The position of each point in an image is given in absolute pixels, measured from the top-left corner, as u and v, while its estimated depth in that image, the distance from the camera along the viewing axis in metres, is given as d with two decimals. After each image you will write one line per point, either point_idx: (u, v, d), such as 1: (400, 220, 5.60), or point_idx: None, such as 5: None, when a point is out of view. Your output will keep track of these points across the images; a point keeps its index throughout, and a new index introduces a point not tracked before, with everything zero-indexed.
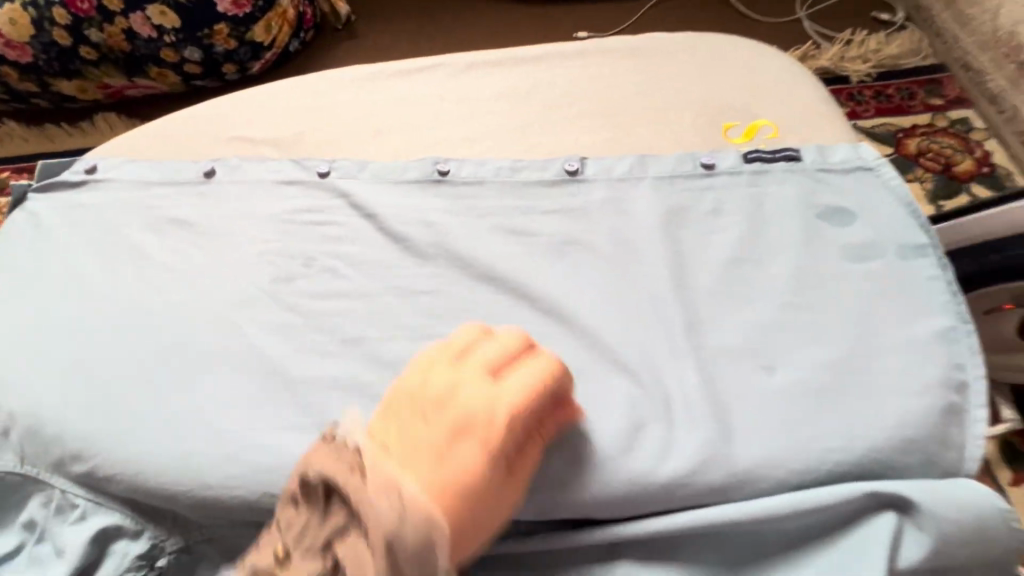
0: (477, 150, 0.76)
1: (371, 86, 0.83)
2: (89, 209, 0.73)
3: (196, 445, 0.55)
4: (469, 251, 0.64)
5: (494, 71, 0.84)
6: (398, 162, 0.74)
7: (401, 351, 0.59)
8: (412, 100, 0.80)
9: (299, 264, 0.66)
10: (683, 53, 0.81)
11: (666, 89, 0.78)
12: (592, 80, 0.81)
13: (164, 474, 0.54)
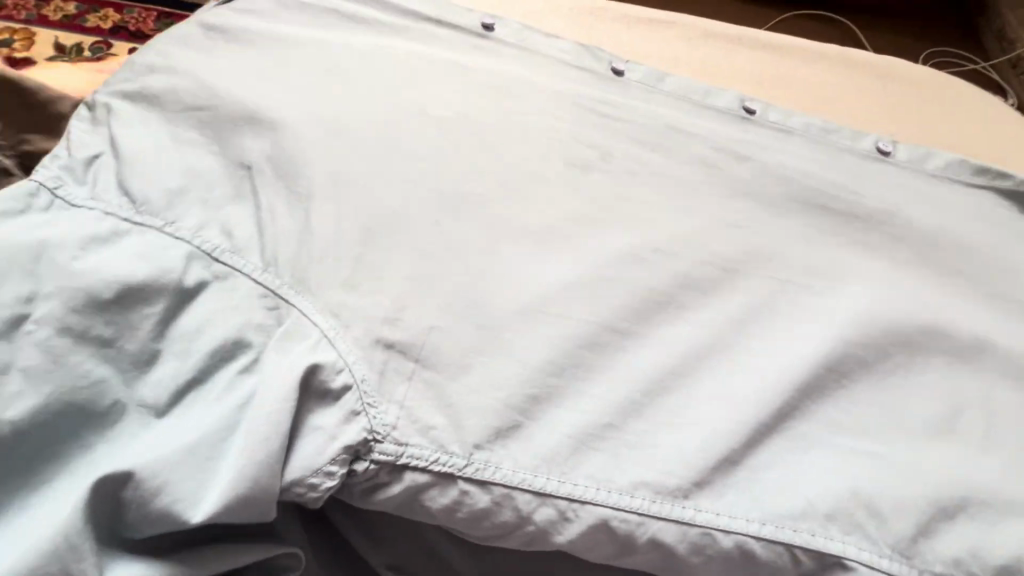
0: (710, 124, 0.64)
1: (576, 30, 0.72)
2: None
3: (429, 399, 0.44)
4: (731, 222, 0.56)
5: (714, 39, 0.73)
6: (619, 115, 0.62)
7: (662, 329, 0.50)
8: (637, 57, 0.70)
9: (517, 204, 0.54)
10: (908, 77, 0.76)
11: (893, 112, 0.72)
12: (823, 80, 0.73)
13: (384, 431, 0.42)
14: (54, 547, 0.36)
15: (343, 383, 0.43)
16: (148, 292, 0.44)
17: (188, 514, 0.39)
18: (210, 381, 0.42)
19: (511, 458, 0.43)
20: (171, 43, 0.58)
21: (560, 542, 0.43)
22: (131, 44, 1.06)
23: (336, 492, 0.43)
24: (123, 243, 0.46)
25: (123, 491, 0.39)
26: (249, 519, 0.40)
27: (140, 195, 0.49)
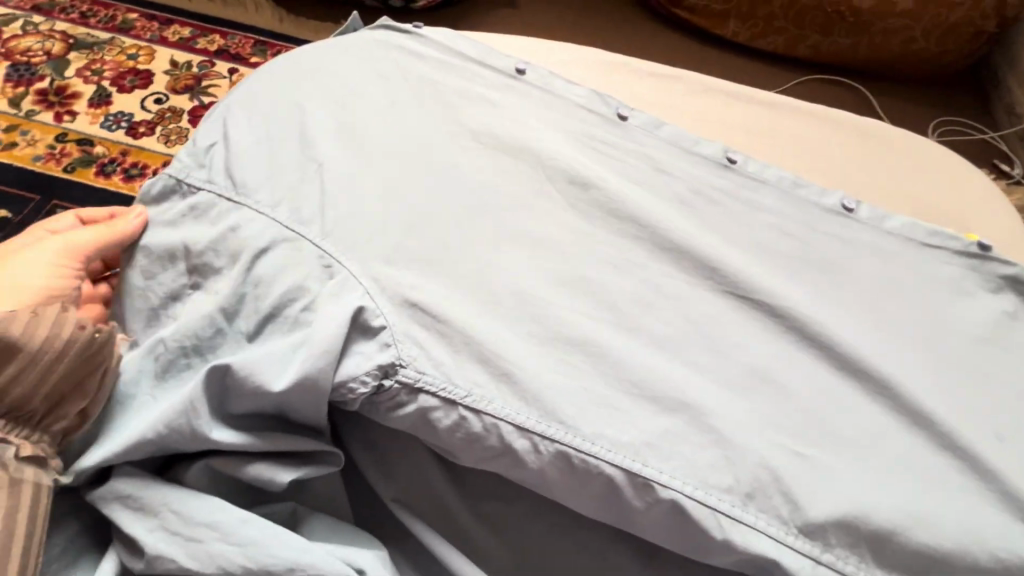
0: (695, 168, 0.78)
1: (596, 79, 0.85)
2: (326, 91, 0.73)
3: (435, 345, 0.57)
4: (702, 244, 0.68)
5: (711, 93, 0.86)
6: (618, 160, 0.76)
7: (628, 320, 0.63)
8: (643, 105, 0.83)
9: (525, 215, 0.68)
10: (887, 138, 0.86)
11: (864, 166, 0.83)
12: (806, 135, 0.84)
13: (407, 361, 0.55)
14: (178, 406, 0.50)
15: (380, 324, 0.56)
16: (249, 246, 0.60)
17: (268, 393, 0.52)
18: (287, 312, 0.57)
19: (499, 395, 0.55)
20: (267, 71, 0.76)
21: (533, 465, 0.54)
22: (231, 64, 1.28)
23: (366, 406, 0.55)
24: (230, 215, 0.62)
25: (220, 379, 0.52)
26: (309, 405, 0.53)
27: (239, 177, 0.64)
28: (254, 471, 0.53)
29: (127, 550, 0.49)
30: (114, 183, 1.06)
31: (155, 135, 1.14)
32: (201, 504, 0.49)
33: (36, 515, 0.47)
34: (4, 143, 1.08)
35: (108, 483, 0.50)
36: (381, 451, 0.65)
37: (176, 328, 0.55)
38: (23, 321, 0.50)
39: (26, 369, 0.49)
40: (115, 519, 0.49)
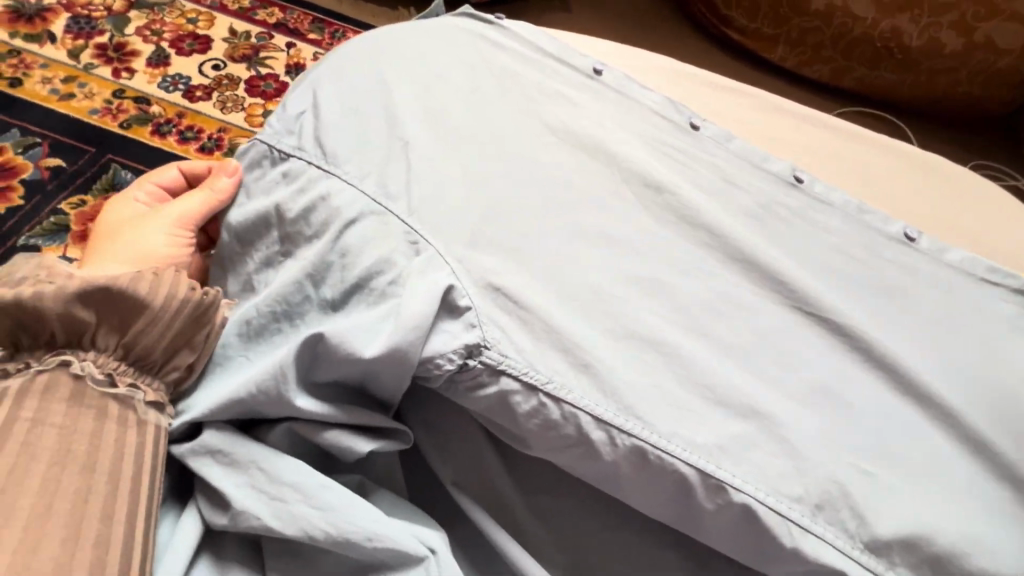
0: (764, 182, 0.79)
1: (667, 88, 0.87)
2: (412, 72, 0.74)
3: (518, 331, 0.57)
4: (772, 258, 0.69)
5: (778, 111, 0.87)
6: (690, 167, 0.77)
7: (702, 325, 0.63)
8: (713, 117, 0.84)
9: (603, 212, 0.68)
10: (946, 172, 0.88)
11: (922, 197, 0.84)
12: (868, 162, 0.85)
13: (491, 343, 0.55)
14: (268, 370, 0.51)
15: (466, 304, 0.56)
16: (337, 217, 0.60)
17: (356, 362, 0.53)
18: (373, 283, 0.57)
19: (577, 386, 0.56)
20: (353, 48, 0.77)
21: (605, 458, 0.55)
22: (288, 38, 1.28)
23: (446, 385, 0.56)
24: (318, 184, 0.63)
25: (313, 348, 0.52)
26: (393, 379, 0.54)
27: (327, 148, 0.65)
28: (330, 438, 0.53)
29: (212, 505, 0.51)
30: (168, 143, 1.06)
31: (211, 100, 1.13)
32: (285, 464, 0.51)
33: (157, 455, 0.54)
34: (61, 93, 1.08)
35: (199, 437, 0.52)
36: (444, 434, 0.64)
37: (266, 294, 0.57)
38: (148, 281, 0.55)
39: (151, 326, 0.55)
40: (202, 474, 0.51)
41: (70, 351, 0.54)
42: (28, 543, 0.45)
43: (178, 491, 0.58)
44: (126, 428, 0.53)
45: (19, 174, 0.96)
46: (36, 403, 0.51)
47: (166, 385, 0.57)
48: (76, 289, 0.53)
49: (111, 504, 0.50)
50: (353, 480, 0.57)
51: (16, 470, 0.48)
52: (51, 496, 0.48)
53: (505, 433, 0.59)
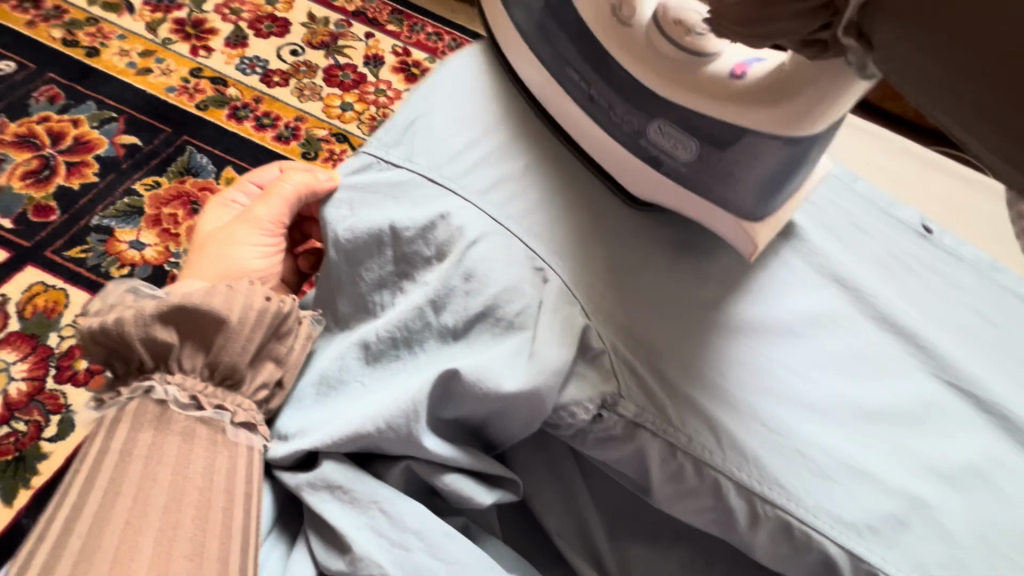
0: (894, 231, 0.73)
1: None
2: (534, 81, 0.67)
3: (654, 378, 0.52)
4: (909, 318, 0.64)
5: (902, 155, 0.83)
6: (817, 208, 0.72)
7: (843, 387, 0.57)
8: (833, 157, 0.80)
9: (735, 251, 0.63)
10: None
11: None
12: (996, 216, 0.80)
13: (625, 396, 0.51)
14: (399, 408, 0.49)
15: (599, 346, 0.52)
16: (460, 238, 0.54)
17: (487, 403, 0.50)
18: (500, 312, 0.52)
19: (721, 447, 0.51)
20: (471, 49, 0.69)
21: (744, 529, 0.52)
22: (367, 27, 1.22)
23: (574, 434, 0.53)
24: (434, 199, 0.56)
25: (445, 382, 0.50)
26: (521, 421, 0.52)
27: (441, 159, 0.57)
28: (452, 482, 0.52)
29: (329, 546, 0.51)
30: (245, 130, 1.04)
31: (288, 87, 1.10)
32: (407, 509, 0.50)
33: (251, 476, 0.54)
34: (138, 67, 1.05)
35: (318, 470, 0.52)
36: (545, 482, 0.62)
37: (386, 320, 0.54)
38: (222, 293, 0.54)
39: (230, 339, 0.54)
40: (321, 511, 0.51)
41: (155, 374, 0.54)
42: (124, 560, 0.45)
43: (286, 519, 0.57)
44: (215, 448, 0.53)
45: (94, 149, 0.96)
46: (127, 429, 0.51)
47: (255, 402, 0.57)
48: (154, 310, 0.52)
49: (205, 527, 0.49)
50: (459, 521, 0.56)
51: (113, 489, 0.48)
52: (145, 517, 0.47)
53: (627, 482, 0.56)
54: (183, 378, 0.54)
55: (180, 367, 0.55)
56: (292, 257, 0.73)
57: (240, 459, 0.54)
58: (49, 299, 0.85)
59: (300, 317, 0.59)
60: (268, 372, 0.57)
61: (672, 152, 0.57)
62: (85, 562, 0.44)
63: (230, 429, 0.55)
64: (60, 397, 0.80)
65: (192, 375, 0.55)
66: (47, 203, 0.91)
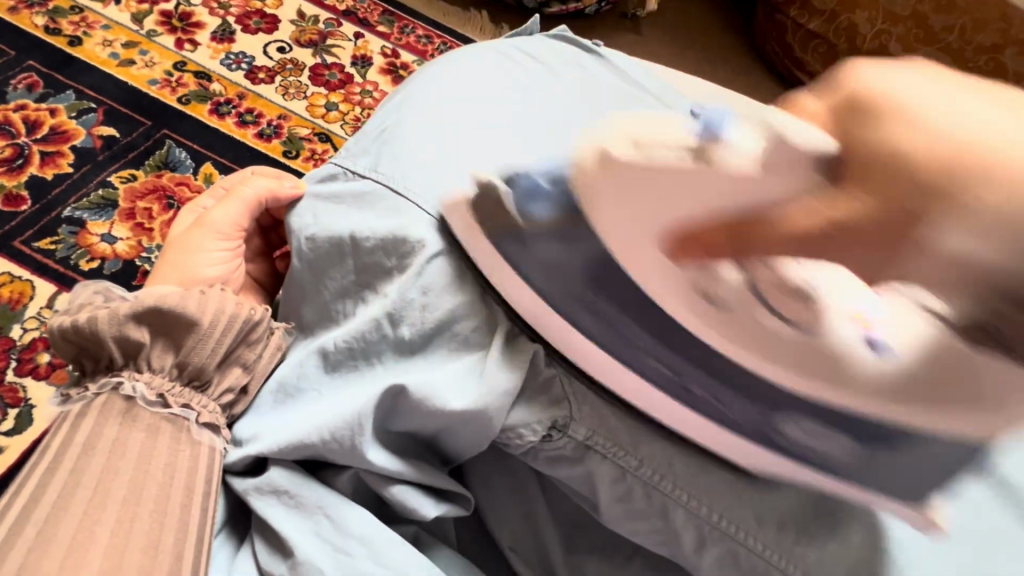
0: None
1: None
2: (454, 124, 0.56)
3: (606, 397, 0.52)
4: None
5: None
6: None
7: None
8: None
9: None
10: None
11: None
12: None
13: (575, 416, 0.51)
14: (345, 420, 0.49)
15: (554, 365, 0.51)
16: (418, 252, 0.53)
17: (433, 420, 0.50)
18: (455, 328, 0.52)
19: (675, 470, 0.50)
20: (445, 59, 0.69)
21: (689, 551, 0.52)
22: (357, 28, 1.22)
23: (525, 451, 0.53)
24: (396, 211, 0.55)
25: (394, 397, 0.50)
26: (469, 439, 0.52)
27: (404, 169, 0.56)
28: (399, 491, 0.51)
29: (273, 550, 0.50)
30: (226, 125, 1.03)
31: (273, 84, 1.09)
32: (354, 518, 0.50)
33: (208, 481, 0.52)
34: (121, 58, 1.05)
35: (266, 475, 0.52)
36: (495, 496, 0.63)
37: (346, 330, 0.54)
38: (195, 298, 0.55)
39: (201, 343, 0.55)
40: (265, 515, 0.50)
41: (124, 371, 0.54)
42: (79, 549, 0.45)
43: (235, 522, 0.56)
44: (179, 447, 0.53)
45: (70, 140, 0.95)
46: (92, 423, 0.51)
47: (220, 405, 0.56)
48: (127, 310, 0.53)
49: (162, 522, 0.48)
50: (409, 531, 0.55)
51: (72, 482, 0.48)
52: (103, 509, 0.47)
53: (581, 499, 0.56)
54: (153, 378, 0.54)
55: (150, 367, 0.55)
56: (268, 259, 0.72)
57: (196, 463, 0.52)
58: (14, 289, 0.84)
59: (271, 327, 0.59)
60: (233, 376, 0.57)
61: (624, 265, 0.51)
62: (39, 552, 0.44)
63: (195, 432, 0.54)
64: (19, 390, 0.79)
65: (162, 374, 0.55)
66: (19, 192, 0.90)
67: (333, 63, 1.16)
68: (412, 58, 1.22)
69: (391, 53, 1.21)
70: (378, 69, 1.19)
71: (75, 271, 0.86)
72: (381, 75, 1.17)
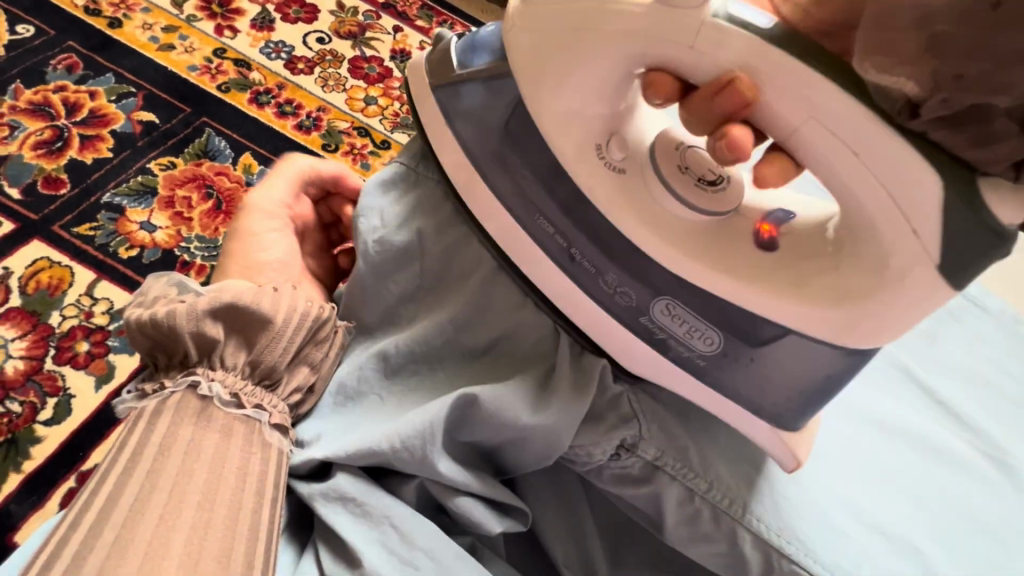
0: None
1: None
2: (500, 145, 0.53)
3: (678, 415, 0.51)
4: (928, 374, 0.63)
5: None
6: None
7: (867, 437, 0.56)
8: None
9: None
10: None
11: None
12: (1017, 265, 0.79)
13: (647, 436, 0.50)
14: (417, 429, 0.47)
15: (617, 387, 0.51)
16: (484, 260, 0.53)
17: (502, 432, 0.49)
18: (514, 344, 0.52)
19: (743, 496, 0.50)
20: None
21: None
22: (396, 22, 1.20)
23: (591, 469, 0.52)
24: (458, 220, 0.54)
25: (465, 409, 0.49)
26: (534, 454, 0.50)
27: None
28: (467, 505, 0.50)
29: (337, 558, 0.49)
30: (265, 115, 1.01)
31: (312, 75, 1.07)
32: (421, 530, 0.49)
33: (280, 480, 0.52)
34: (161, 42, 1.03)
35: (331, 481, 0.50)
36: (551, 513, 0.60)
37: (409, 334, 0.53)
38: (268, 296, 0.54)
39: (276, 339, 0.54)
40: (332, 522, 0.49)
41: (198, 368, 0.52)
42: (155, 557, 0.43)
43: (297, 526, 0.56)
44: (251, 450, 0.51)
45: (110, 124, 0.94)
46: (166, 423, 0.50)
47: (288, 406, 0.55)
48: (205, 305, 0.52)
49: (234, 529, 0.47)
50: (467, 541, 0.54)
51: (151, 482, 0.46)
52: (178, 514, 0.45)
53: (640, 516, 0.55)
54: (229, 377, 0.53)
55: (226, 365, 0.53)
56: (329, 255, 0.71)
57: (269, 465, 0.51)
58: (54, 275, 0.82)
59: (336, 324, 0.58)
60: (300, 375, 0.56)
61: (685, 339, 0.48)
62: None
63: (267, 433, 0.53)
64: (58, 379, 0.77)
65: (240, 373, 0.53)
66: (58, 175, 0.88)
67: (370, 56, 1.14)
68: None
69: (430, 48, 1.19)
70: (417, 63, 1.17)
71: (115, 258, 0.85)
72: None
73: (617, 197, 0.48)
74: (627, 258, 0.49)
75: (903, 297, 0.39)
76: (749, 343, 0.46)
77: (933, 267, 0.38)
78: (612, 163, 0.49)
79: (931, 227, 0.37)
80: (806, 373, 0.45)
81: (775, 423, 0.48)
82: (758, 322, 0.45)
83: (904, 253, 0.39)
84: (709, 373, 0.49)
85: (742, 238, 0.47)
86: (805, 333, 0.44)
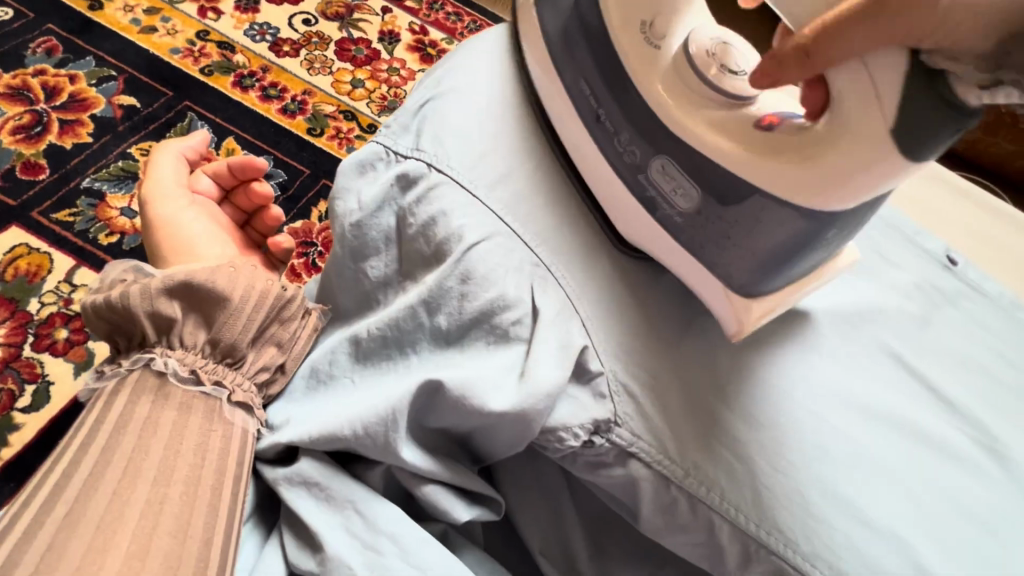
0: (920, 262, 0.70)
1: None
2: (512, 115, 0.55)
3: (655, 403, 0.50)
4: (922, 363, 0.61)
5: (933, 181, 0.81)
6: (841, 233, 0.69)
7: (858, 425, 0.54)
8: None
9: None
10: None
11: None
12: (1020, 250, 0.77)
13: (621, 422, 0.49)
14: (378, 415, 0.47)
15: (598, 368, 0.49)
16: (458, 242, 0.50)
17: (471, 419, 0.48)
18: (495, 320, 0.49)
19: (720, 484, 0.49)
20: (493, 34, 0.63)
21: (733, 567, 0.50)
22: (385, 3, 1.17)
23: (565, 456, 0.51)
24: (436, 193, 0.52)
25: (429, 393, 0.47)
26: (506, 441, 0.49)
27: (451, 151, 0.53)
28: (436, 490, 0.49)
29: (302, 544, 0.48)
30: (248, 98, 1.00)
31: (298, 58, 1.05)
32: (385, 513, 0.48)
33: (243, 457, 0.52)
34: (142, 24, 1.01)
35: (295, 465, 0.50)
36: (526, 500, 0.59)
37: (380, 317, 0.51)
38: (226, 275, 0.56)
39: (236, 316, 0.56)
40: (295, 507, 0.48)
41: (156, 347, 0.54)
42: (108, 531, 0.43)
43: (264, 511, 0.55)
44: (210, 426, 0.52)
45: (90, 108, 0.92)
46: (125, 399, 0.51)
47: (255, 384, 0.57)
48: (160, 285, 0.53)
49: (192, 505, 0.48)
50: (437, 529, 0.53)
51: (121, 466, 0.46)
52: (134, 488, 0.46)
53: (616, 504, 0.54)
54: (191, 355, 0.54)
55: (185, 345, 0.55)
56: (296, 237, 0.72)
57: (227, 440, 0.52)
58: (32, 263, 0.82)
59: (308, 308, 0.60)
60: (261, 355, 0.57)
61: (669, 195, 0.51)
62: (67, 531, 0.43)
63: (228, 409, 0.54)
64: (36, 365, 0.77)
65: (201, 350, 0.55)
66: (37, 160, 0.87)
67: (357, 37, 1.11)
68: (441, 35, 1.17)
69: (420, 30, 1.16)
70: (406, 45, 1.14)
71: (94, 245, 0.84)
72: (409, 52, 1.13)
73: (639, 56, 0.52)
74: (647, 126, 0.51)
75: (849, 148, 0.41)
76: (715, 197, 0.49)
77: (887, 133, 0.39)
78: (651, 36, 0.52)
79: (893, 93, 0.39)
80: (769, 240, 0.47)
81: (729, 285, 0.50)
82: (736, 185, 0.47)
83: (863, 117, 0.40)
84: (684, 233, 0.51)
85: (740, 124, 0.49)
86: (768, 194, 0.46)
